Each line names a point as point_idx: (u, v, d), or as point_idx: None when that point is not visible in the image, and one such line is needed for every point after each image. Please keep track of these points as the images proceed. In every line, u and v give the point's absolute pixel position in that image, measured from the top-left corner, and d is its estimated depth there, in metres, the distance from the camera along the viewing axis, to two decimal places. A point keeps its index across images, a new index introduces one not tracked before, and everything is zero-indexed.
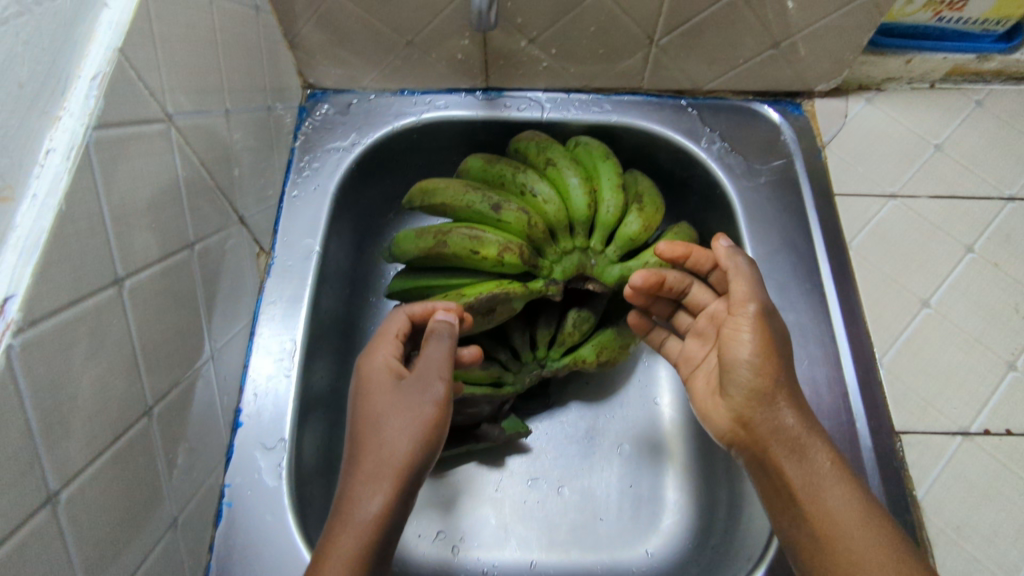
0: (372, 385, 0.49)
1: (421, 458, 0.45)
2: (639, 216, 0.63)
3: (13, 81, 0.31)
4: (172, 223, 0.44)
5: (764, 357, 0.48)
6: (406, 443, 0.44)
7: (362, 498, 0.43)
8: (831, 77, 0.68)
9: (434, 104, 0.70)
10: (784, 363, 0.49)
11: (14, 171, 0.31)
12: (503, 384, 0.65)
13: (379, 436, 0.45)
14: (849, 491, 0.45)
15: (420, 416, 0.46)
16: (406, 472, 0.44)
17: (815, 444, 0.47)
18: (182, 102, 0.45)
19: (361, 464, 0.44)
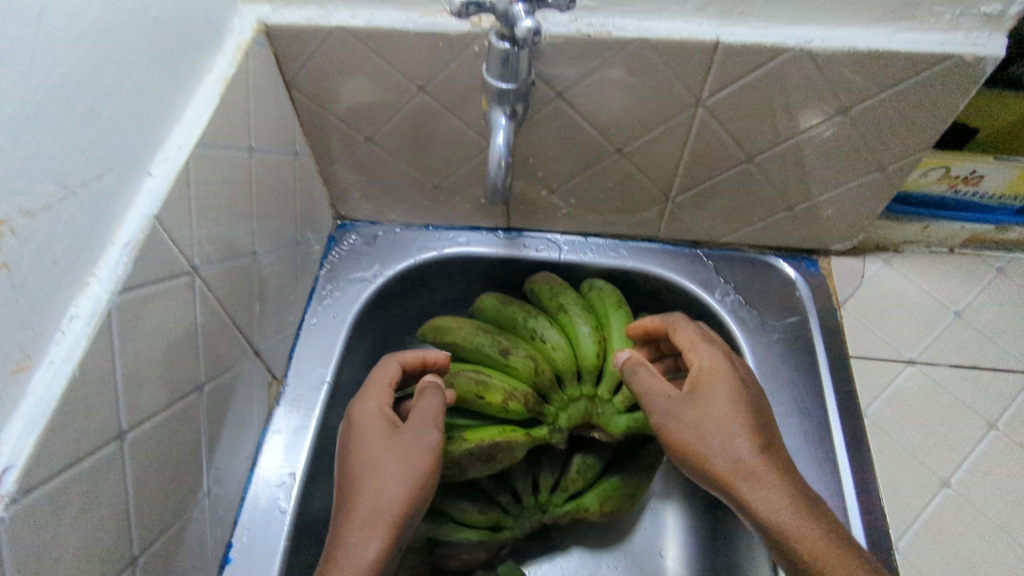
0: (368, 435, 0.51)
1: (414, 509, 0.48)
2: None
3: (49, 258, 0.34)
4: (184, 369, 0.45)
5: (698, 433, 0.50)
6: (401, 496, 0.47)
7: (355, 546, 0.45)
8: (847, 238, 0.69)
9: (456, 240, 0.72)
10: (724, 433, 0.49)
11: (35, 342, 0.33)
12: (502, 529, 0.63)
13: (376, 484, 0.48)
14: (843, 552, 0.44)
15: (415, 470, 0.49)
16: (400, 520, 0.47)
17: (782, 508, 0.46)
18: (210, 253, 0.48)
19: (355, 514, 0.47)
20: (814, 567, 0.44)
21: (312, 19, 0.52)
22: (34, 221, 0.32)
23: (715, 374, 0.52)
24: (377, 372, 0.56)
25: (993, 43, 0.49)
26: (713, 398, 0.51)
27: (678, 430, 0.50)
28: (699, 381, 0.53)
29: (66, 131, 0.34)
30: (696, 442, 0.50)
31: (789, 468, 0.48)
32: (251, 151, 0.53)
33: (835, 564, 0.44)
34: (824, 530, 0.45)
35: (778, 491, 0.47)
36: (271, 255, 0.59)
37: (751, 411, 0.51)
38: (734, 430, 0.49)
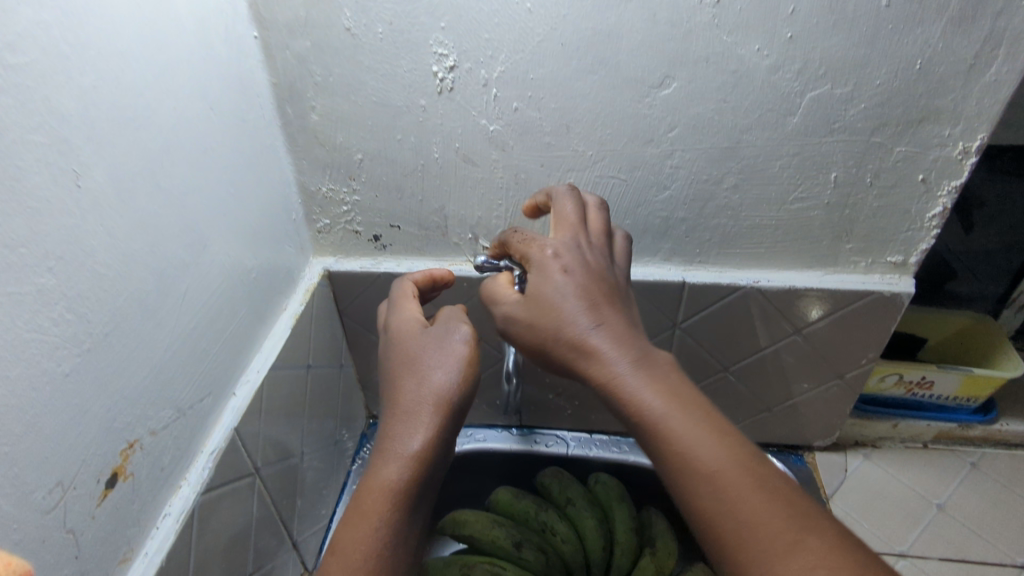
0: (402, 328, 0.50)
1: (462, 396, 0.46)
2: (652, 559, 0.67)
3: (159, 467, 0.44)
4: (238, 559, 0.52)
5: (554, 322, 0.43)
6: (445, 383, 0.46)
7: (393, 460, 0.44)
8: (826, 434, 0.76)
9: (473, 436, 0.81)
10: (558, 315, 0.43)
11: (139, 535, 0.42)
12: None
13: (421, 374, 0.46)
14: (711, 439, 0.38)
15: (455, 354, 0.47)
16: (449, 403, 0.45)
17: (641, 382, 0.40)
18: (269, 455, 0.57)
19: (399, 403, 0.46)
20: (682, 456, 0.38)
21: (366, 266, 0.67)
22: (155, 439, 0.43)
23: (548, 271, 0.45)
24: (397, 290, 0.56)
25: (904, 282, 0.61)
26: (543, 278, 0.45)
27: (522, 324, 0.46)
28: (546, 272, 0.45)
29: (186, 368, 0.46)
30: (554, 333, 0.43)
31: (632, 339, 0.42)
32: (309, 367, 0.65)
33: (699, 451, 0.38)
34: (698, 415, 0.39)
35: (630, 371, 0.41)
36: (314, 452, 0.69)
37: (602, 292, 0.44)
38: (586, 326, 0.42)
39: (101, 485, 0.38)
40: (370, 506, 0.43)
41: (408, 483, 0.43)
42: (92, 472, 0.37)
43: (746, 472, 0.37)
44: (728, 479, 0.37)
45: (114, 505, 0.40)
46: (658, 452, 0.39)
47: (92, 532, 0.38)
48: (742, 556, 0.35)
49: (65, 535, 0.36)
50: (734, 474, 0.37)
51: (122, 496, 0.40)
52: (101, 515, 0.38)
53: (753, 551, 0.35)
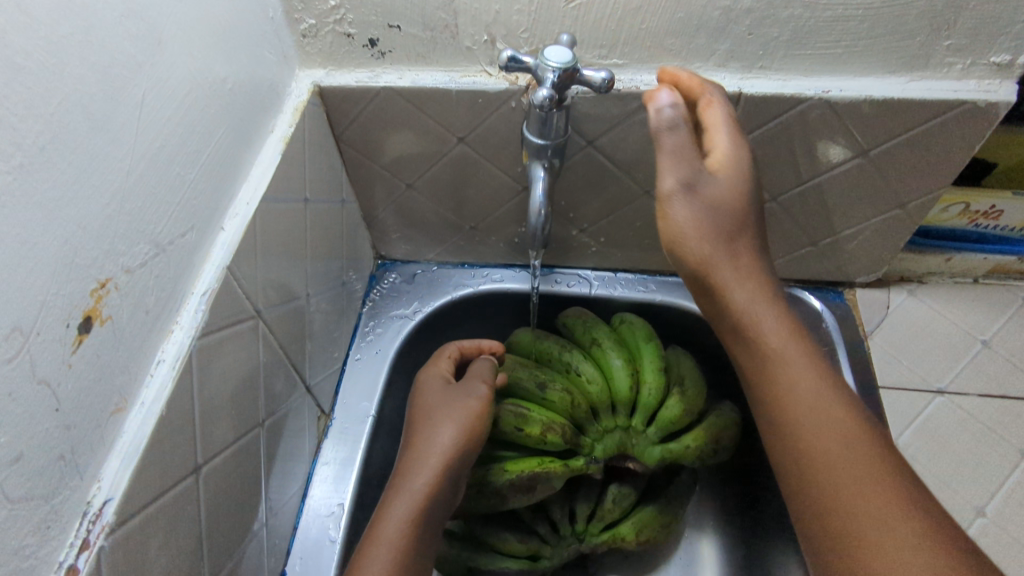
0: (427, 387, 0.63)
1: (466, 446, 0.56)
2: (680, 399, 0.64)
3: (143, 310, 0.38)
4: (249, 406, 0.49)
5: (738, 227, 0.45)
6: (449, 442, 0.56)
7: (400, 504, 0.53)
8: (871, 270, 0.71)
9: (490, 277, 0.75)
10: (740, 215, 0.45)
11: (131, 384, 0.37)
12: (541, 558, 0.65)
13: (432, 432, 0.57)
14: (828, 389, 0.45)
15: (465, 410, 0.58)
16: (454, 459, 0.55)
17: (773, 320, 0.46)
18: (272, 298, 0.52)
19: (416, 456, 0.56)
20: (800, 405, 0.45)
21: (362, 80, 0.57)
22: (131, 278, 0.36)
23: (742, 164, 0.45)
24: (442, 351, 0.66)
25: (1004, 90, 0.52)
26: (743, 171, 0.45)
27: (690, 214, 0.44)
28: (742, 160, 0.45)
29: (159, 196, 0.39)
30: (733, 233, 0.45)
31: (769, 285, 0.47)
32: (306, 201, 0.57)
33: (808, 402, 0.45)
34: (811, 363, 0.46)
35: (774, 318, 0.46)
36: (320, 295, 0.63)
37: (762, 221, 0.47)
38: (749, 284, 0.46)
39: (73, 329, 0.32)
40: (386, 537, 0.51)
41: (414, 525, 0.52)
42: (57, 315, 0.31)
43: (858, 429, 0.43)
44: (847, 450, 0.43)
45: (94, 351, 0.34)
46: (787, 415, 0.45)
47: (70, 382, 0.32)
48: (826, 488, 0.42)
49: (37, 386, 0.30)
50: (836, 421, 0.44)
51: (102, 342, 0.34)
52: (79, 362, 0.33)
53: (844, 489, 0.41)
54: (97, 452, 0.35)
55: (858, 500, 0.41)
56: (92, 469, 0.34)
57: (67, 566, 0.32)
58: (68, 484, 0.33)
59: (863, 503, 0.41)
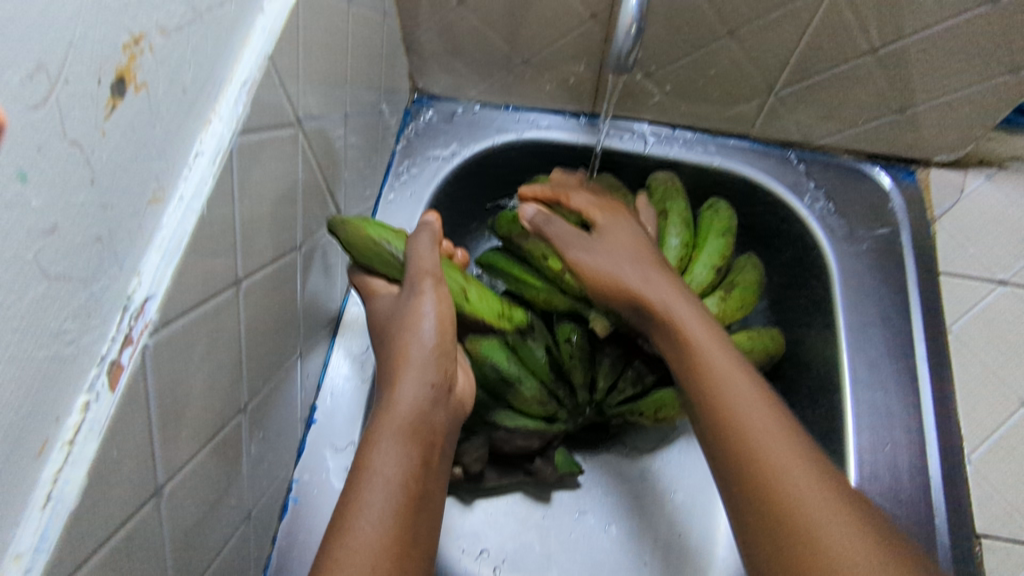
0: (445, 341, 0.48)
1: (422, 391, 0.43)
2: (721, 301, 0.59)
3: (180, 87, 0.32)
4: (287, 227, 0.44)
5: (611, 261, 0.54)
6: (410, 394, 0.43)
7: (405, 399, 0.43)
8: (953, 149, 0.65)
9: (536, 124, 0.69)
10: (632, 255, 0.54)
11: (168, 173, 0.32)
12: (556, 421, 0.62)
13: (392, 391, 0.43)
14: (783, 433, 0.42)
15: (411, 340, 0.45)
16: (417, 426, 0.42)
17: (686, 308, 0.50)
18: (311, 108, 0.46)
19: (410, 357, 0.45)
20: (747, 430, 0.42)
21: None
22: (167, 42, 0.30)
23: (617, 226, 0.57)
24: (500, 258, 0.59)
25: None
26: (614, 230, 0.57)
27: (593, 254, 0.56)
28: (618, 234, 0.57)
29: None
30: (626, 266, 0.54)
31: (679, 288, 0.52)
32: (349, 2, 0.49)
33: (773, 437, 0.42)
34: (727, 362, 0.46)
35: (689, 310, 0.49)
36: (355, 121, 0.57)
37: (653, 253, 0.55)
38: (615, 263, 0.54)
39: (106, 89, 0.27)
40: (384, 443, 0.40)
41: (418, 422, 0.42)
42: (88, 65, 0.25)
43: (778, 427, 0.42)
44: (750, 401, 0.44)
45: (128, 120, 0.28)
46: (716, 397, 0.44)
47: (105, 152, 0.27)
48: (765, 482, 0.40)
49: (67, 147, 0.25)
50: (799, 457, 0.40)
51: (137, 113, 0.29)
52: (113, 131, 0.28)
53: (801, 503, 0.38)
54: (135, 242, 0.30)
55: (826, 520, 0.37)
56: (131, 260, 0.30)
57: (111, 360, 0.29)
58: (107, 272, 0.28)
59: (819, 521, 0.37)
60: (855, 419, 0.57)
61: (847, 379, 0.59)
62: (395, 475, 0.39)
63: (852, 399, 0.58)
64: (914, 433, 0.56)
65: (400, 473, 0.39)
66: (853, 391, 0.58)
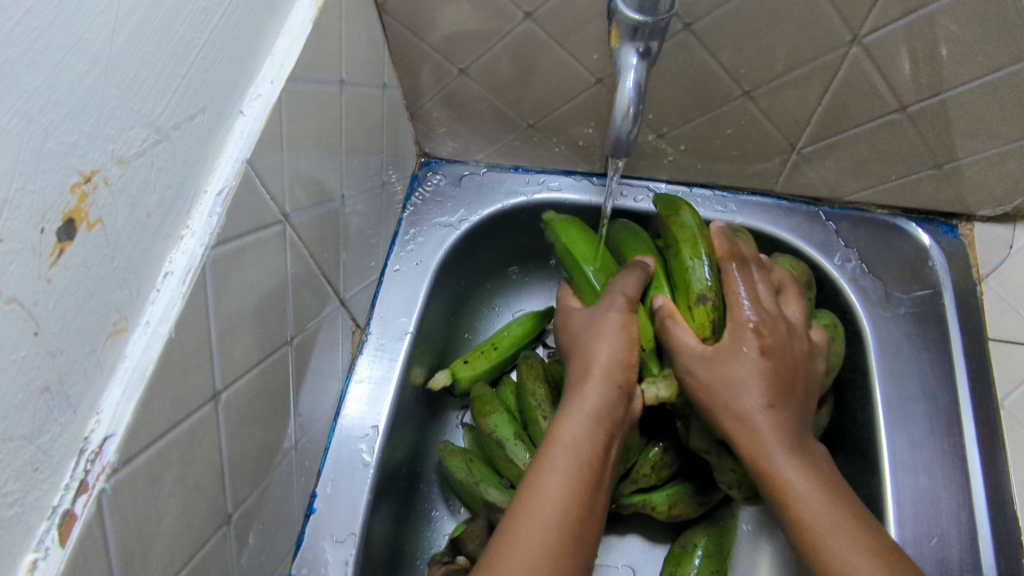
0: (596, 363, 0.46)
1: (598, 442, 0.43)
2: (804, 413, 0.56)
3: (143, 212, 0.31)
4: (275, 325, 0.43)
5: (725, 394, 0.44)
6: (573, 430, 0.43)
7: (570, 424, 0.43)
8: (998, 204, 0.59)
9: (547, 185, 0.66)
10: (733, 387, 0.43)
11: (133, 301, 0.31)
12: None
13: (555, 431, 0.43)
14: (846, 527, 0.39)
15: (604, 392, 0.45)
16: (580, 497, 0.40)
17: (796, 467, 0.42)
18: (301, 200, 0.45)
19: (590, 377, 0.46)
20: None
21: None
22: (126, 171, 0.29)
23: (742, 355, 0.44)
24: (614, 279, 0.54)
25: None
26: (738, 359, 0.44)
27: (723, 372, 0.44)
28: (733, 353, 0.44)
29: (158, 65, 0.30)
30: (723, 403, 0.44)
31: (797, 434, 0.43)
32: (341, 84, 0.48)
33: (852, 554, 0.38)
34: (859, 533, 0.39)
35: (796, 463, 0.42)
36: (356, 197, 0.56)
37: (784, 380, 0.44)
38: (753, 388, 0.43)
39: (50, 237, 0.25)
40: (557, 461, 0.41)
41: (590, 450, 0.42)
42: (29, 217, 0.24)
43: None
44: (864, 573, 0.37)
45: (81, 262, 0.27)
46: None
47: (50, 301, 0.26)
48: None
49: (6, 307, 0.24)
50: (867, 548, 0.38)
51: (91, 251, 0.28)
52: (61, 277, 0.26)
53: None
54: (93, 382, 0.29)
55: None
56: (88, 402, 0.28)
57: (63, 511, 0.27)
58: (59, 420, 0.27)
59: None
60: (896, 508, 0.52)
61: (885, 458, 0.54)
62: (562, 496, 0.39)
63: (892, 485, 0.53)
64: (964, 525, 0.50)
65: (564, 514, 0.39)
66: (892, 475, 0.53)
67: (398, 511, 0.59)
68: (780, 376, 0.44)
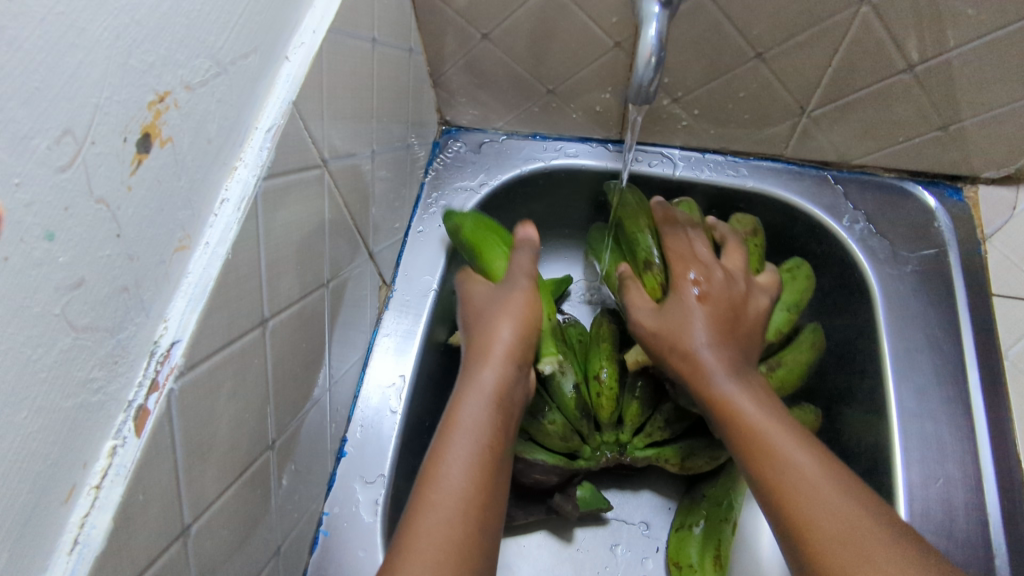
0: (505, 349, 0.48)
1: (495, 432, 0.44)
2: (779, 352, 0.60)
3: (205, 138, 0.33)
4: (314, 265, 0.45)
5: (671, 336, 0.49)
6: (467, 413, 0.44)
7: (467, 407, 0.45)
8: (1002, 165, 0.61)
9: (564, 151, 0.69)
10: (678, 331, 0.49)
11: (195, 222, 0.33)
12: (579, 457, 0.60)
13: (449, 421, 0.44)
14: (788, 437, 0.42)
15: (487, 387, 0.46)
16: (480, 487, 0.41)
17: (742, 396, 0.45)
18: (337, 149, 0.47)
19: (490, 357, 0.48)
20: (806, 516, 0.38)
21: None
22: (192, 97, 0.31)
23: (686, 302, 0.50)
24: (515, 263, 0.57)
25: None
26: (678, 303, 0.50)
27: (666, 319, 0.50)
28: (681, 296, 0.51)
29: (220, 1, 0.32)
30: (670, 346, 0.49)
31: (743, 368, 0.47)
32: (374, 43, 0.51)
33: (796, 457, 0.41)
34: (804, 442, 0.42)
35: (741, 390, 0.45)
36: (384, 157, 0.58)
37: (725, 319, 0.49)
38: (697, 326, 0.48)
39: (132, 147, 0.28)
40: (455, 449, 0.42)
41: (485, 428, 0.44)
42: (114, 124, 0.27)
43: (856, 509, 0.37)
44: (805, 473, 0.40)
45: (155, 175, 0.30)
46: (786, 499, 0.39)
47: (130, 207, 0.28)
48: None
49: (95, 205, 0.26)
50: (816, 461, 0.40)
51: (162, 167, 0.30)
52: (138, 187, 0.29)
53: (806, 490, 0.39)
54: (162, 290, 0.31)
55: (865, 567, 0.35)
56: (159, 308, 0.31)
57: (138, 406, 0.30)
58: (134, 321, 0.29)
59: (835, 532, 0.36)
60: (904, 452, 0.54)
61: (893, 406, 0.56)
62: (464, 484, 0.40)
63: (900, 430, 0.55)
64: (969, 467, 0.53)
65: (466, 499, 0.40)
66: (900, 421, 0.55)
67: (422, 460, 0.61)
68: (720, 318, 0.49)
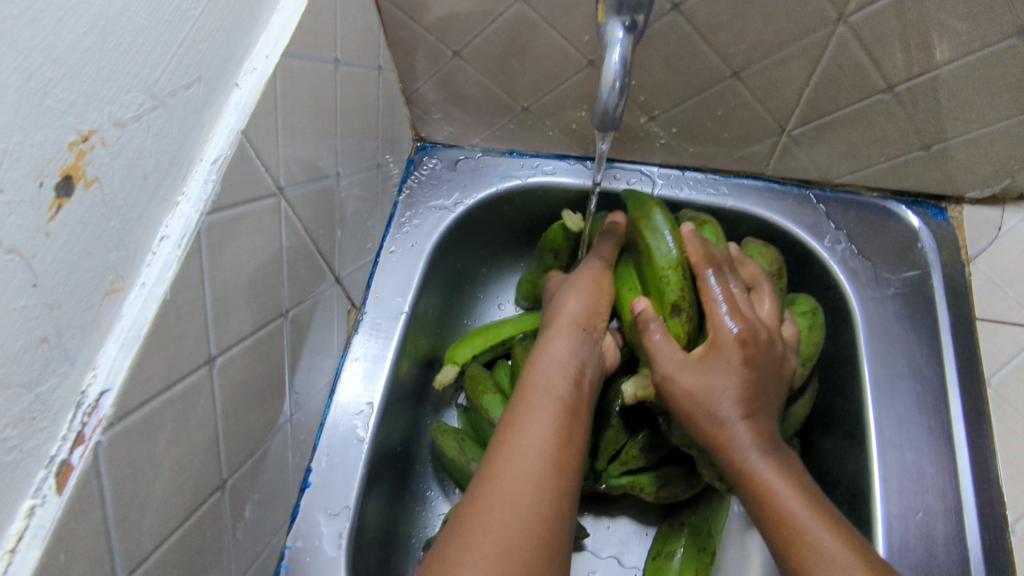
0: (566, 377, 0.46)
1: (557, 455, 0.42)
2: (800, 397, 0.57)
3: (139, 175, 0.31)
4: (270, 297, 0.44)
5: (703, 404, 0.45)
6: (535, 439, 0.42)
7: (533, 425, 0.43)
8: (986, 184, 0.60)
9: (541, 169, 0.67)
10: (713, 398, 0.45)
11: (129, 262, 0.32)
12: None
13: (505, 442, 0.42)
14: (822, 524, 0.40)
15: (551, 409, 0.44)
16: (543, 513, 0.38)
17: (774, 471, 0.43)
18: (296, 175, 0.46)
19: (551, 378, 0.46)
20: None
21: None
22: (123, 133, 0.30)
23: (725, 365, 0.45)
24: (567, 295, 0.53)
25: None
26: (719, 367, 0.45)
27: (693, 383, 0.45)
28: (718, 360, 0.45)
29: (155, 32, 0.31)
30: (704, 412, 0.45)
31: (774, 440, 0.45)
32: (336, 64, 0.49)
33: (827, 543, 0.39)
34: (836, 526, 0.40)
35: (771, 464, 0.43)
36: (352, 177, 0.57)
37: (759, 389, 0.45)
38: (731, 392, 0.45)
39: (49, 191, 0.26)
40: (510, 466, 0.40)
41: (551, 448, 0.42)
42: (29, 169, 0.25)
43: None
44: (840, 557, 0.38)
45: (79, 217, 0.28)
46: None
47: (50, 253, 0.27)
48: None
49: (7, 256, 0.24)
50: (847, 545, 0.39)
51: (89, 209, 0.28)
52: (59, 232, 0.27)
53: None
54: (90, 336, 0.30)
55: None
56: (86, 355, 0.29)
57: (60, 460, 0.28)
58: (56, 372, 0.28)
59: None
60: (884, 483, 0.52)
61: (873, 434, 0.55)
62: (531, 501, 0.38)
63: (880, 460, 0.53)
64: (950, 499, 0.51)
65: (525, 531, 0.37)
66: (880, 451, 0.54)
67: (393, 487, 0.60)
68: (755, 384, 0.45)
